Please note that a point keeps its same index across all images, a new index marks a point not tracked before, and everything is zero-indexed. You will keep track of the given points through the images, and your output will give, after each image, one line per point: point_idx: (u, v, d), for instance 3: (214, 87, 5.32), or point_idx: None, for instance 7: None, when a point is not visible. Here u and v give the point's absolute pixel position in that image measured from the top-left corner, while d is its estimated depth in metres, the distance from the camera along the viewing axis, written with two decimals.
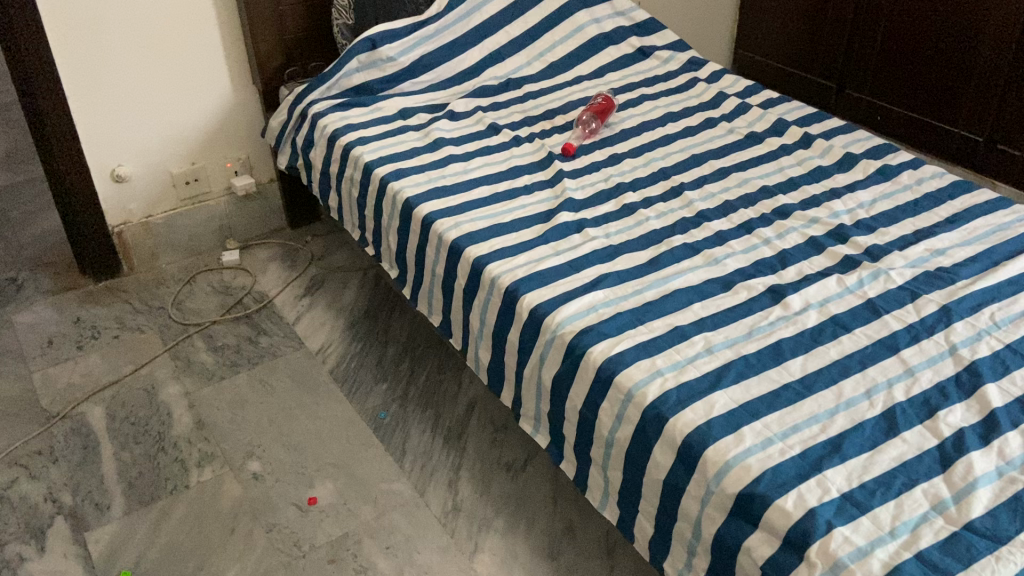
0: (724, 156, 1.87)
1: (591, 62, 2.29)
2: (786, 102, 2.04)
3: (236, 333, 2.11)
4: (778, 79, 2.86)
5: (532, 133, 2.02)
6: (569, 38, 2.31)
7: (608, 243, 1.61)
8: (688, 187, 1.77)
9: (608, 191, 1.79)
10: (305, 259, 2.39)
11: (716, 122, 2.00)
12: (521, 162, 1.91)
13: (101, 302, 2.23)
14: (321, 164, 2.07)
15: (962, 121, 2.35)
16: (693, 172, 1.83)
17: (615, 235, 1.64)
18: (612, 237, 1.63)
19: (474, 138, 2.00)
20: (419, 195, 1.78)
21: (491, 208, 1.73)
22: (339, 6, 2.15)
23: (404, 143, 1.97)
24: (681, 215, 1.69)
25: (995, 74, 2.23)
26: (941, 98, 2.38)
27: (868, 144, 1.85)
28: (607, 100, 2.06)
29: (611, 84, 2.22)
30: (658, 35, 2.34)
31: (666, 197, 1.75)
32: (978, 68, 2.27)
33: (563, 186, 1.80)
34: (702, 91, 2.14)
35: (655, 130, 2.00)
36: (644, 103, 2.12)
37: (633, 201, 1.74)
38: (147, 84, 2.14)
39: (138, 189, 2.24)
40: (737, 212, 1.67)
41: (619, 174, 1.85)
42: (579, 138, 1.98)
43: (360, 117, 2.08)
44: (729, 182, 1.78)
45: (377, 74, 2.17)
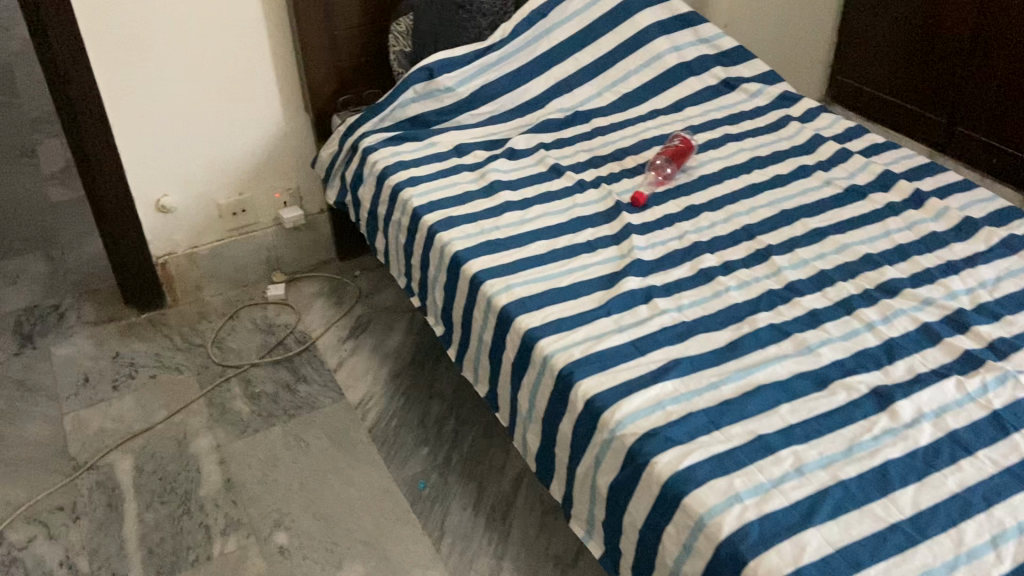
0: (817, 214, 1.65)
1: (669, 95, 2.08)
2: (892, 151, 1.81)
3: (275, 378, 1.98)
4: (879, 111, 2.61)
5: (598, 177, 1.83)
6: (645, 67, 2.11)
7: (681, 318, 1.41)
8: (775, 251, 1.56)
9: (682, 251, 1.59)
10: (352, 296, 2.26)
11: (810, 171, 1.78)
12: (586, 211, 1.72)
13: (142, 336, 2.13)
14: (370, 204, 1.92)
15: None
16: (781, 232, 1.62)
17: (688, 307, 1.44)
18: (685, 310, 1.43)
19: (534, 181, 1.82)
20: (470, 248, 1.61)
21: (548, 269, 1.55)
22: (397, 33, 2.03)
23: (457, 185, 1.80)
24: (766, 286, 1.48)
25: None
26: None
27: (993, 207, 1.62)
28: (683, 141, 1.85)
29: (690, 120, 2.01)
30: (745, 65, 2.12)
31: (748, 262, 1.54)
32: None
33: (630, 243, 1.60)
34: (794, 131, 1.91)
35: (738, 178, 1.79)
36: (727, 143, 1.90)
37: (710, 266, 1.54)
38: (195, 110, 2.02)
39: (183, 219, 2.14)
40: (834, 286, 1.46)
41: (695, 231, 1.65)
42: (649, 185, 1.78)
43: (412, 153, 1.92)
44: (823, 248, 1.56)
45: (434, 105, 2.02)
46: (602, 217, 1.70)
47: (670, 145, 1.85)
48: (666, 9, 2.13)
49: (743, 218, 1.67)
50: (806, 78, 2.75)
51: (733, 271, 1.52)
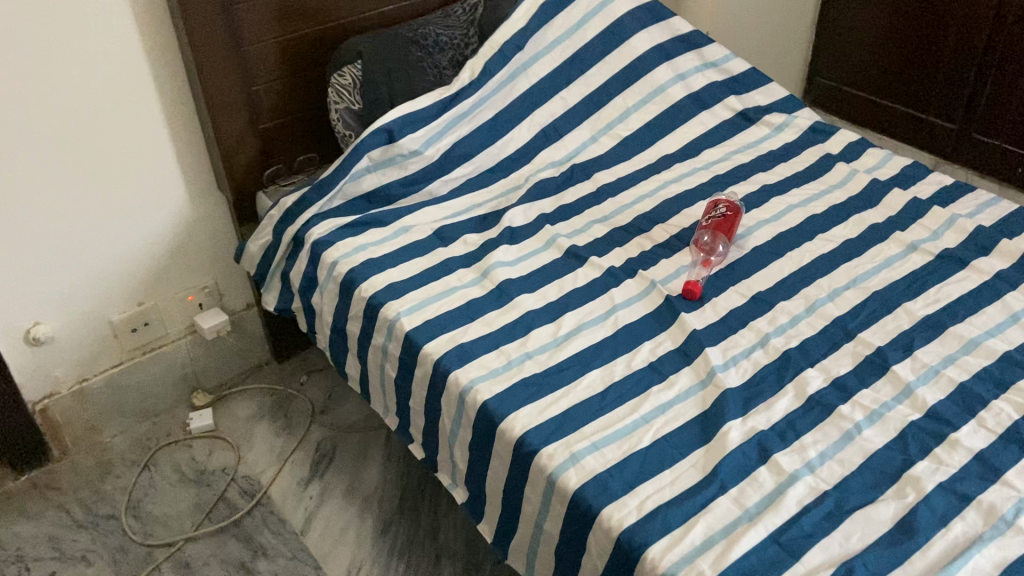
0: (918, 295, 1.33)
1: (678, 135, 1.72)
2: (969, 196, 1.51)
3: (224, 557, 1.50)
4: (874, 117, 2.40)
5: (629, 261, 1.45)
6: (645, 102, 1.74)
7: (818, 483, 1.05)
8: (891, 356, 1.22)
9: (773, 367, 1.23)
10: (303, 415, 1.79)
11: (884, 230, 1.46)
12: (631, 316, 1.34)
13: (28, 513, 1.59)
14: (333, 318, 1.46)
15: None
16: (884, 324, 1.29)
17: (820, 463, 1.07)
18: (818, 468, 1.07)
19: (552, 274, 1.42)
20: (501, 395, 1.19)
21: (615, 417, 1.15)
22: (339, 86, 1.54)
23: (454, 291, 1.38)
24: (904, 414, 1.13)
25: None
26: None
27: None
28: (727, 203, 1.46)
29: (712, 168, 1.66)
30: (760, 91, 1.78)
31: (864, 377, 1.20)
32: None
33: (706, 362, 1.23)
34: (842, 176, 1.59)
35: (800, 248, 1.45)
36: (770, 199, 1.56)
37: (820, 389, 1.19)
38: (70, 208, 1.49)
39: (66, 349, 1.60)
40: (988, 408, 1.13)
41: (776, 332, 1.29)
42: (694, 271, 1.41)
43: (380, 246, 1.49)
44: (946, 347, 1.23)
45: (396, 174, 1.58)
46: (653, 324, 1.32)
47: (711, 211, 1.46)
48: (663, 30, 1.77)
49: (831, 308, 1.33)
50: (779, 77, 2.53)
51: (852, 394, 1.17)
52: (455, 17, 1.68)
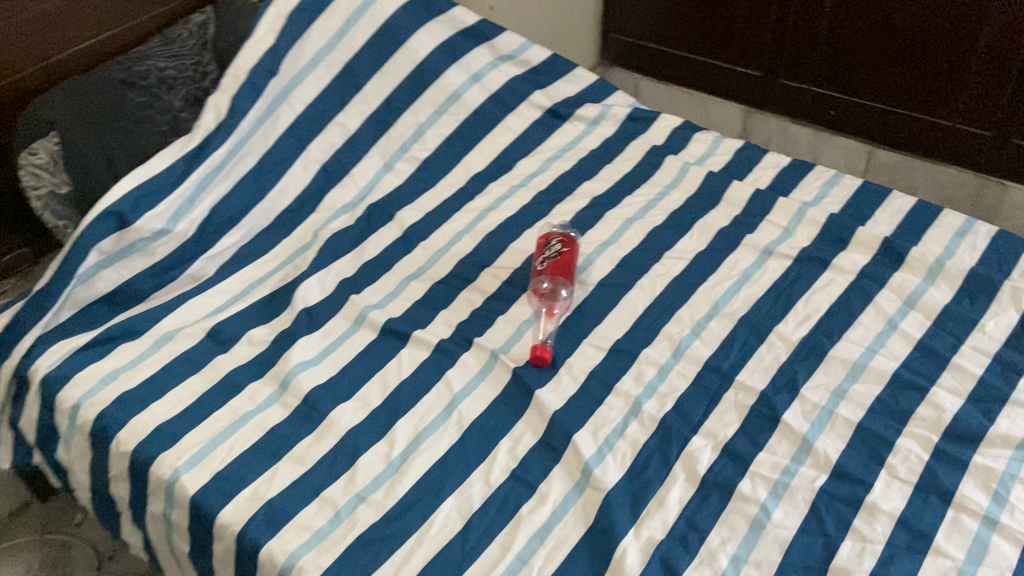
0: (787, 312, 1.17)
1: (485, 148, 1.46)
2: (809, 177, 1.37)
3: None
4: (677, 71, 2.27)
5: (460, 327, 1.20)
6: (440, 114, 1.46)
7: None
8: (778, 401, 1.06)
9: (653, 443, 1.03)
10: (86, 568, 1.41)
11: (735, 235, 1.29)
12: (476, 406, 1.09)
13: None
14: (92, 478, 1.10)
15: (953, 112, 1.88)
16: (760, 359, 1.12)
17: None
18: None
19: (369, 364, 1.15)
20: (334, 569, 0.90)
21: (484, 567, 0.91)
22: (31, 164, 1.18)
23: (249, 419, 1.07)
24: (809, 479, 0.97)
25: (1005, 57, 1.74)
26: (924, 88, 1.89)
27: (983, 243, 1.23)
28: (561, 237, 1.23)
29: (531, 184, 1.42)
30: (566, 79, 1.54)
31: (756, 436, 1.03)
32: (975, 52, 1.77)
33: (578, 455, 1.01)
34: (674, 173, 1.40)
35: (650, 273, 1.25)
36: (603, 214, 1.34)
37: (712, 464, 1.00)
38: None
39: None
40: (895, 452, 0.99)
41: (647, 394, 1.09)
42: (538, 327, 1.18)
43: (137, 368, 1.14)
44: (832, 377, 1.08)
45: (143, 261, 1.24)
46: (504, 412, 1.08)
47: (545, 249, 1.22)
48: (445, 24, 1.49)
49: (700, 347, 1.14)
50: (567, 55, 2.32)
51: (748, 462, 1.00)
52: (180, 42, 1.32)
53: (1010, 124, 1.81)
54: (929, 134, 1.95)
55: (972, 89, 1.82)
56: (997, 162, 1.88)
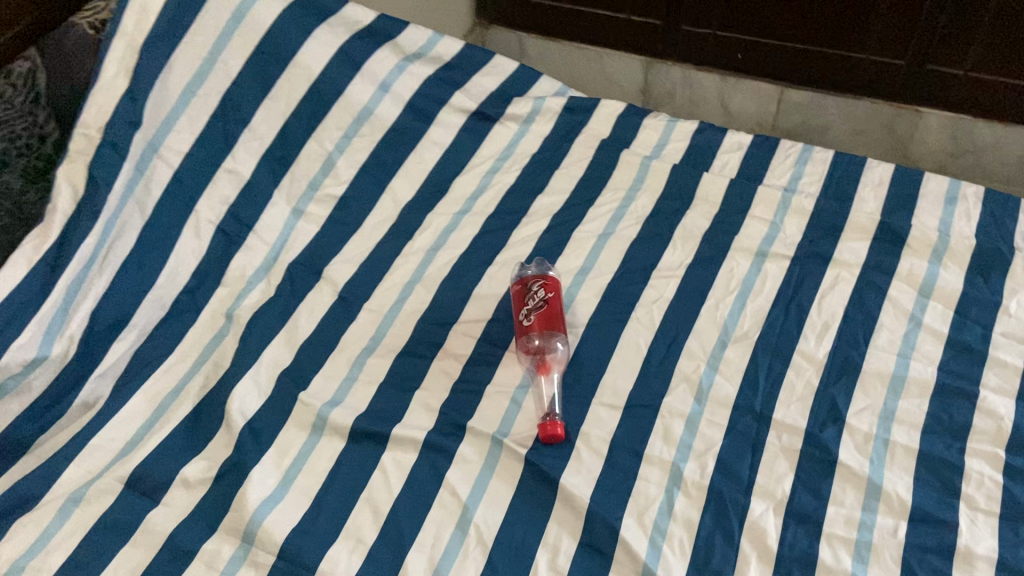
0: (803, 324, 1.05)
1: (410, 172, 1.25)
2: (778, 154, 1.24)
3: None
4: (566, 26, 2.08)
5: (445, 408, 1.00)
6: (350, 138, 1.24)
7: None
8: (828, 439, 0.94)
9: (709, 519, 0.89)
10: None
11: (721, 237, 1.14)
12: (493, 515, 0.91)
13: None
14: None
15: (867, 47, 1.80)
16: (792, 387, 0.99)
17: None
18: None
19: (348, 483, 0.94)
20: None
21: None
22: None
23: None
24: (890, 531, 0.86)
25: None
26: (836, 25, 1.79)
27: (976, 208, 1.15)
28: (546, 280, 1.04)
29: (474, 209, 1.21)
30: (484, 72, 1.33)
31: (817, 487, 0.90)
32: None
33: (631, 555, 0.86)
34: (634, 171, 1.23)
35: (641, 300, 1.09)
36: (569, 234, 1.16)
37: (781, 534, 0.87)
38: None
39: None
40: (967, 479, 0.89)
41: (683, 456, 0.94)
42: (535, 390, 1.00)
43: (44, 554, 0.87)
44: (874, 397, 0.97)
45: (19, 400, 0.96)
46: (528, 515, 0.91)
47: (529, 296, 1.03)
48: (337, 28, 1.24)
49: (723, 385, 1.00)
50: (443, 28, 2.10)
51: (818, 523, 0.88)
52: (4, 103, 0.98)
53: (922, 51, 1.75)
54: (840, 69, 1.86)
55: (882, 20, 1.74)
56: (909, 87, 1.83)
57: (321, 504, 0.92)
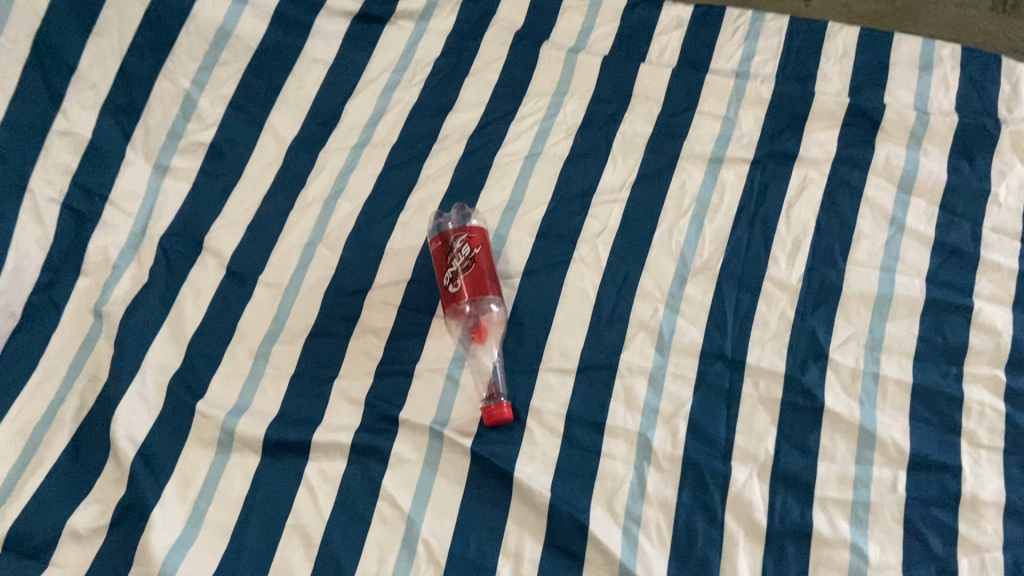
0: (770, 243, 0.90)
1: (292, 99, 1.03)
2: (726, 27, 1.05)
3: None
4: None
5: (369, 398, 0.85)
6: (210, 69, 1.02)
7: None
8: (811, 383, 0.82)
9: (687, 497, 0.78)
10: None
11: (669, 142, 0.97)
12: (443, 525, 0.78)
13: None
14: None
15: None
16: (765, 323, 0.86)
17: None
18: None
19: (268, 510, 0.80)
20: None
21: None
22: None
23: None
24: (889, 486, 0.77)
25: None
26: None
27: (954, 75, 0.99)
28: (473, 232, 0.85)
29: (375, 139, 1.01)
30: None
31: (804, 442, 0.80)
32: None
33: (605, 553, 0.76)
34: (558, 69, 1.03)
35: (584, 234, 0.92)
36: (489, 160, 0.97)
37: (769, 505, 0.77)
38: None
39: None
40: (967, 409, 0.80)
41: (651, 423, 0.82)
42: (474, 363, 0.86)
43: None
44: (858, 323, 0.85)
45: None
46: (483, 518, 0.79)
47: (456, 255, 0.85)
48: None
49: (687, 329, 0.87)
50: None
51: (808, 485, 0.78)
52: None
53: None
54: None
55: None
56: None
57: (242, 539, 0.79)
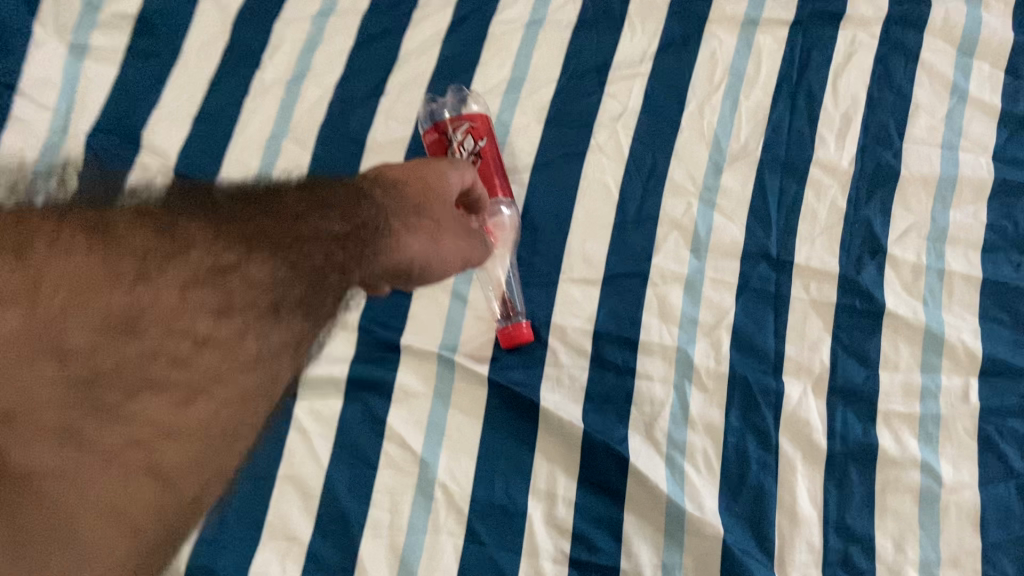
0: (816, 120, 0.78)
1: None
2: None
3: None
4: None
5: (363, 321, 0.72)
6: None
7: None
8: (869, 282, 0.73)
9: (736, 419, 0.69)
10: None
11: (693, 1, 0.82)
12: (462, 466, 0.68)
13: None
14: None
15: None
16: (813, 215, 0.75)
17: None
18: None
19: None
20: None
21: None
22: None
23: None
24: (959, 395, 0.69)
25: None
26: None
27: None
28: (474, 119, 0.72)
29: (342, 8, 0.83)
30: None
31: (863, 351, 0.71)
32: None
33: (648, 488, 0.67)
34: None
35: (601, 117, 0.78)
36: (482, 31, 0.81)
37: (828, 424, 0.69)
38: None
39: None
40: None
41: (690, 337, 0.72)
42: (485, 276, 0.73)
43: None
44: (918, 212, 0.75)
45: None
46: (507, 455, 0.69)
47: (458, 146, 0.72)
48: None
49: (726, 227, 0.75)
50: None
51: (871, 399, 0.69)
52: None
53: None
54: None
55: None
56: None
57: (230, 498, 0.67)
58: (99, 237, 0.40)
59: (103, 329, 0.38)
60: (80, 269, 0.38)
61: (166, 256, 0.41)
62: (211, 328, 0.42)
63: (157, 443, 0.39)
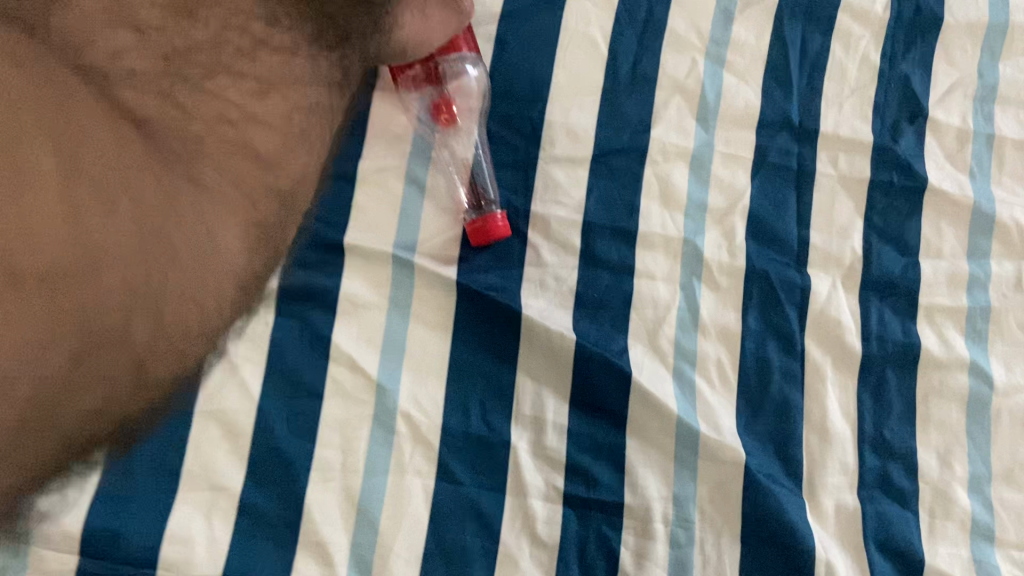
0: None
1: None
2: None
3: None
4: None
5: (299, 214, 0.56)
6: None
7: (1020, 563, 0.54)
8: (908, 153, 0.61)
9: (754, 321, 0.58)
10: None
11: None
12: (429, 392, 0.56)
13: None
14: None
15: None
16: (842, 72, 0.62)
17: (990, 516, 0.55)
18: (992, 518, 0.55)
19: None
20: None
21: None
22: None
23: None
24: (1011, 284, 0.59)
25: None
26: None
27: None
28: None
29: None
30: None
31: (902, 235, 0.60)
32: None
33: (654, 408, 0.55)
34: None
35: None
36: None
37: (862, 323, 0.58)
38: None
39: None
40: None
41: (697, 224, 0.60)
42: (444, 157, 0.59)
43: None
44: (963, 66, 0.63)
45: None
46: (482, 376, 0.56)
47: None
48: None
49: (739, 89, 0.62)
50: None
51: (911, 291, 0.59)
52: None
53: None
54: None
55: None
56: None
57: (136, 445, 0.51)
58: (80, 76, 0.47)
59: (95, 148, 0.47)
60: (38, 67, 0.46)
61: (96, 28, 0.48)
62: (134, 162, 0.48)
63: (157, 265, 0.49)
